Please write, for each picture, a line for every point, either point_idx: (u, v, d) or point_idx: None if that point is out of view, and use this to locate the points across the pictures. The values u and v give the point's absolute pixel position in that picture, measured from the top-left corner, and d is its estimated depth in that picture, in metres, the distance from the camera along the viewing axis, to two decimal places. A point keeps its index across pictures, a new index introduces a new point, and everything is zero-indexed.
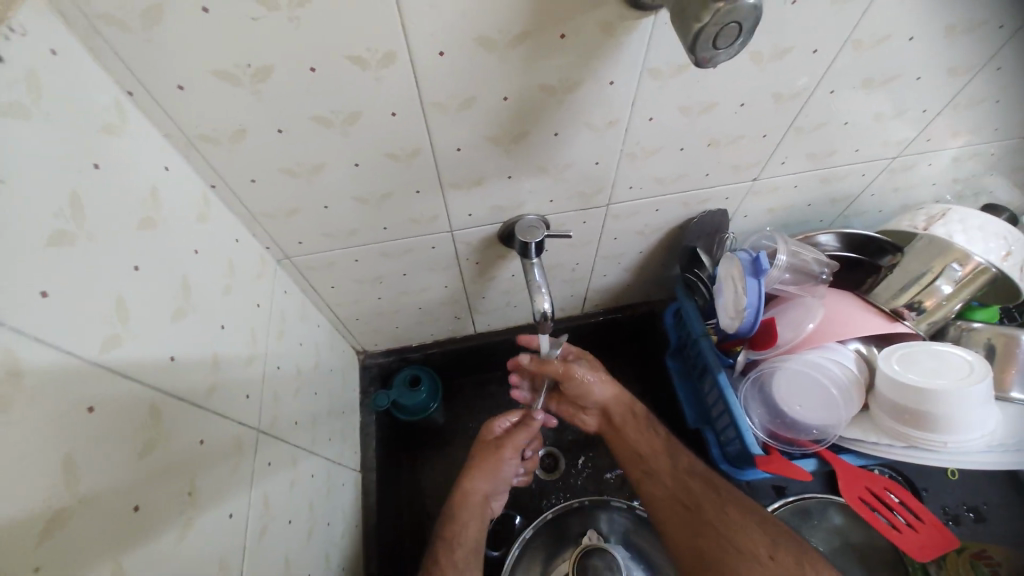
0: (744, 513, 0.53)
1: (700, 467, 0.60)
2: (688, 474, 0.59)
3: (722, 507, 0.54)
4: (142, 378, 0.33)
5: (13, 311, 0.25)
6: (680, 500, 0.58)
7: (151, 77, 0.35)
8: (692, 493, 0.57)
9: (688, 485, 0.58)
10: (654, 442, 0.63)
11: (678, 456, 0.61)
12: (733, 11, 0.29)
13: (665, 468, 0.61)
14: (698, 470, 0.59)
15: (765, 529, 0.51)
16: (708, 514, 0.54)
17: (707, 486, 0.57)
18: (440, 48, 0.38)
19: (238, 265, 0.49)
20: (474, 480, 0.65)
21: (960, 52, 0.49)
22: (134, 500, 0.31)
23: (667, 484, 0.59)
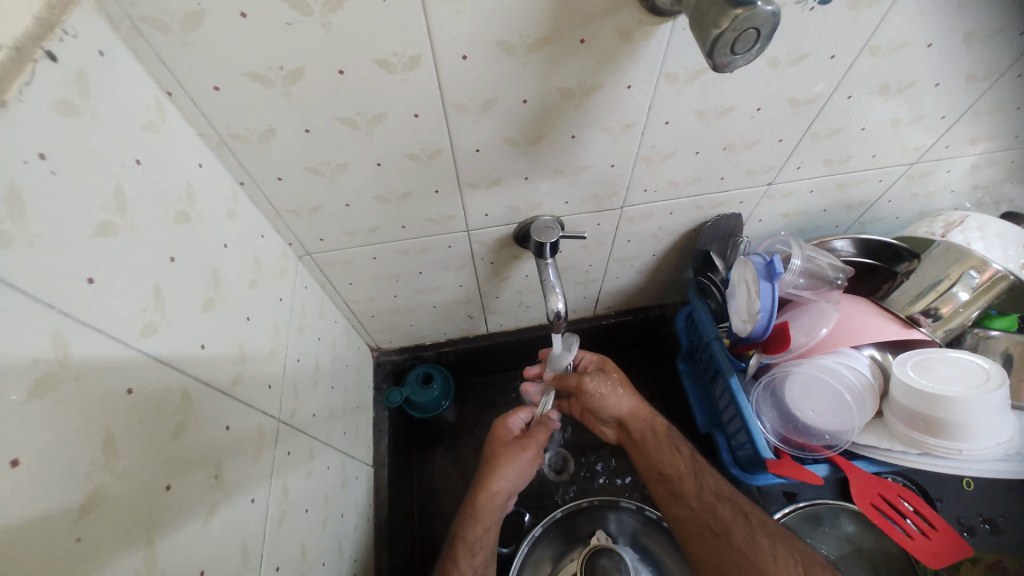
0: (774, 541, 0.52)
1: (725, 488, 0.58)
2: (716, 498, 0.57)
3: (751, 535, 0.53)
4: (175, 364, 0.35)
5: (67, 298, 0.27)
6: (707, 526, 0.56)
7: (189, 78, 0.37)
8: (721, 519, 0.55)
9: (717, 511, 0.56)
10: (679, 461, 0.61)
11: (704, 477, 0.59)
12: (752, 17, 0.29)
13: (692, 491, 0.58)
14: (724, 492, 0.57)
15: (796, 558, 0.50)
16: (738, 543, 0.53)
17: (734, 509, 0.56)
18: (463, 52, 0.39)
19: (263, 261, 0.51)
20: (499, 480, 0.64)
21: (982, 58, 0.49)
22: (166, 479, 0.33)
23: (694, 508, 0.57)
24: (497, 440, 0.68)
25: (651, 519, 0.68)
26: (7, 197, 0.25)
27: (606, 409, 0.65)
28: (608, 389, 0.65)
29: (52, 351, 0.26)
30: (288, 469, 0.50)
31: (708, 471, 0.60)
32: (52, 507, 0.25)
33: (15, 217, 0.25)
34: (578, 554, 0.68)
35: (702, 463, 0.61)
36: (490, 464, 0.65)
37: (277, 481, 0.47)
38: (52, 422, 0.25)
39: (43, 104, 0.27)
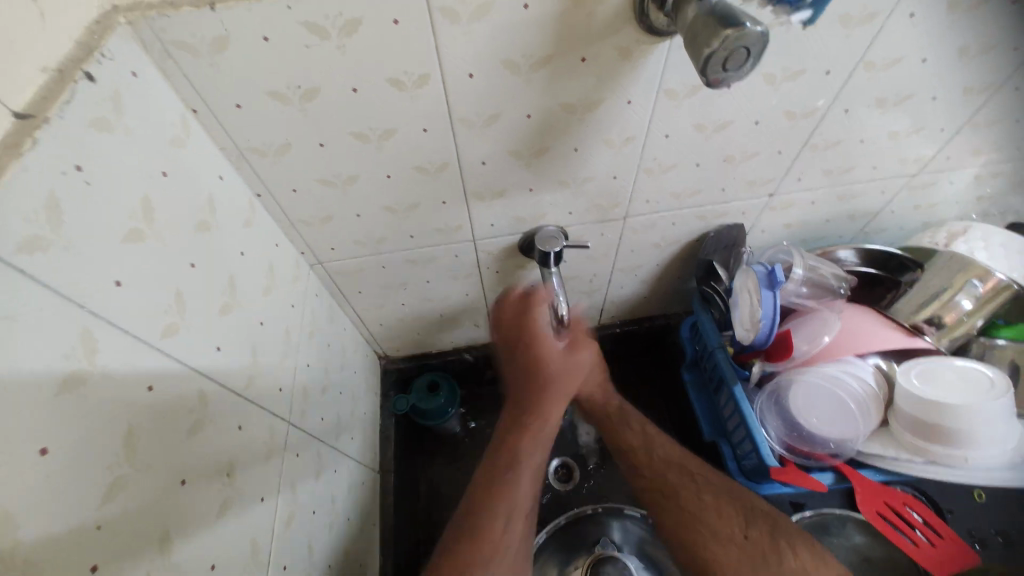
0: (719, 498, 0.56)
1: (675, 455, 0.62)
2: (665, 464, 0.61)
3: (697, 495, 0.57)
4: (193, 365, 0.37)
5: (97, 300, 0.29)
6: (658, 490, 0.60)
7: (213, 96, 0.40)
8: (668, 483, 0.59)
9: (665, 475, 0.60)
10: (632, 431, 0.67)
11: (654, 447, 0.64)
12: (741, 37, 0.31)
13: (643, 460, 0.63)
14: (672, 458, 0.62)
15: (739, 511, 0.54)
16: (685, 503, 0.57)
17: (682, 473, 0.60)
18: (470, 70, 0.42)
19: (277, 268, 0.53)
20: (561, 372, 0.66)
21: (977, 72, 0.50)
22: (180, 474, 0.34)
23: (647, 474, 0.62)
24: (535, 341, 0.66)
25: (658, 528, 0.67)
26: (47, 208, 0.27)
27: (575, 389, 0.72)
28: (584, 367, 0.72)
29: (80, 347, 0.28)
30: (297, 470, 0.51)
31: (658, 440, 0.65)
32: (76, 496, 0.27)
33: (53, 224, 0.27)
34: (581, 561, 0.68)
35: (653, 433, 0.66)
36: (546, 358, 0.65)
37: (286, 481, 0.49)
38: (79, 416, 0.27)
39: (81, 121, 0.29)
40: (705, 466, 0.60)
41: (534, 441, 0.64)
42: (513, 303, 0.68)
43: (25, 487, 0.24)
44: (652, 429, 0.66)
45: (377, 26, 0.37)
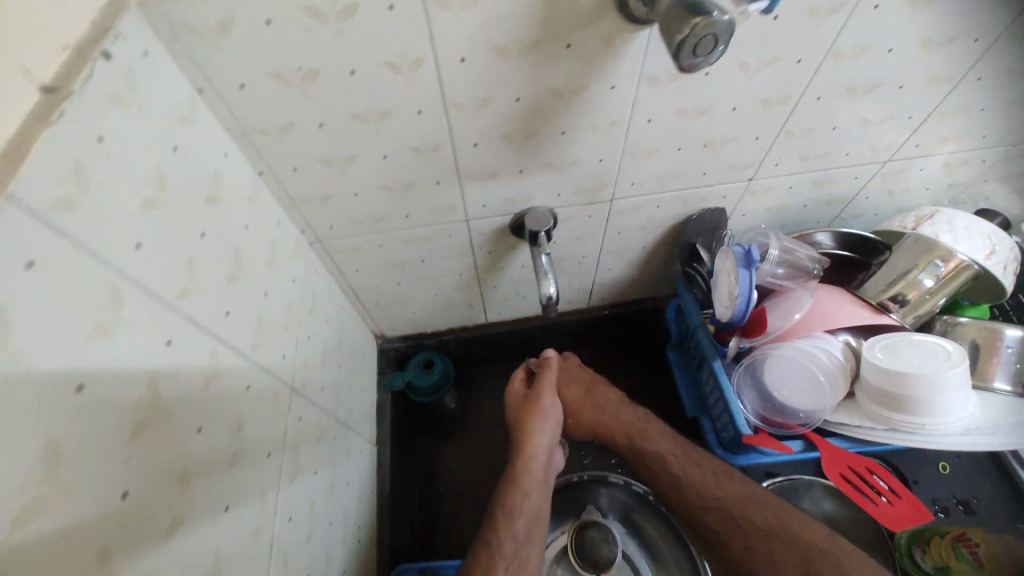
0: (770, 544, 0.54)
1: (709, 497, 0.59)
2: (702, 510, 0.59)
3: (748, 541, 0.56)
4: (205, 326, 0.40)
5: (122, 259, 0.32)
6: (705, 532, 0.59)
7: (219, 76, 0.42)
8: (713, 530, 0.58)
9: (707, 522, 0.59)
10: (655, 469, 0.64)
11: (683, 492, 0.61)
12: (710, 25, 0.34)
13: (679, 504, 0.61)
14: (708, 501, 0.59)
15: (795, 556, 0.52)
16: (740, 549, 0.56)
17: (723, 517, 0.57)
18: (462, 55, 0.44)
19: (279, 244, 0.55)
20: (536, 439, 0.69)
21: (943, 62, 0.53)
22: (198, 423, 0.37)
23: (691, 518, 0.60)
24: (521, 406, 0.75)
25: (643, 499, 0.72)
26: (76, 173, 0.29)
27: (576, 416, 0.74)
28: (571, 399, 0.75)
29: (109, 297, 0.30)
30: (300, 433, 0.55)
31: (687, 477, 0.61)
32: (109, 432, 0.29)
33: (79, 188, 0.29)
34: (569, 526, 0.71)
35: (679, 471, 0.62)
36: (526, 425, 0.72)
37: (290, 442, 0.52)
38: (114, 363, 0.30)
39: (100, 95, 0.32)
40: (745, 499, 0.58)
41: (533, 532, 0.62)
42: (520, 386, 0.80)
43: (72, 417, 0.27)
44: (676, 466, 0.63)
45: (373, 12, 0.39)
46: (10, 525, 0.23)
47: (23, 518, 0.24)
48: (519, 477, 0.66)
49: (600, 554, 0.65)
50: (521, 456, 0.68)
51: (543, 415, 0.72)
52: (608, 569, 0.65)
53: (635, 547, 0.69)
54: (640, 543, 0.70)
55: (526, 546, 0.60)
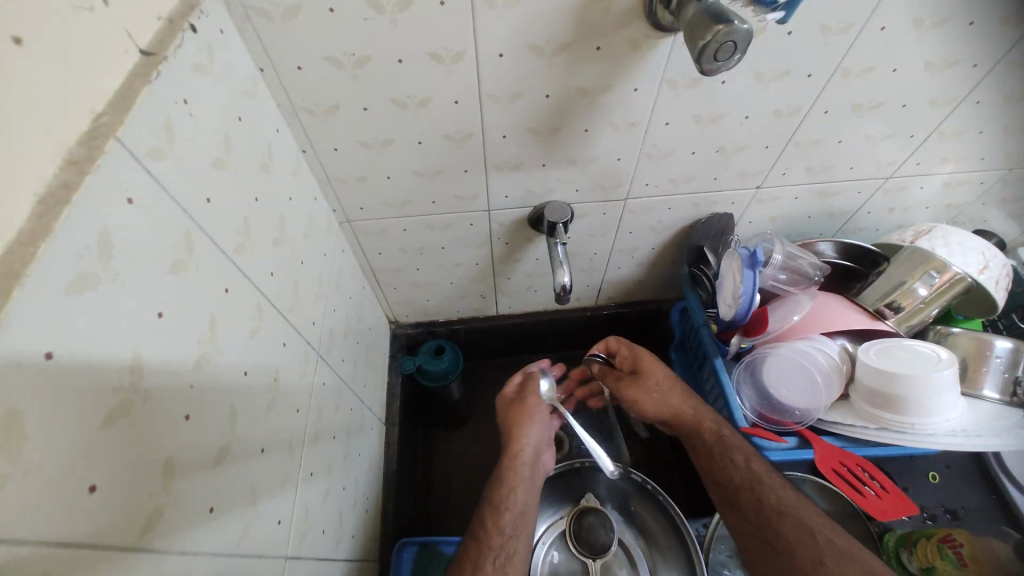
0: (845, 566, 0.48)
1: (787, 504, 0.55)
2: (777, 514, 0.54)
3: (819, 557, 0.50)
4: (254, 282, 0.43)
5: (194, 208, 0.36)
6: (767, 541, 0.53)
7: (280, 57, 0.46)
8: (783, 537, 0.52)
9: (779, 528, 0.53)
10: (737, 464, 0.58)
11: (762, 491, 0.56)
12: (730, 32, 0.38)
13: (752, 505, 0.55)
14: (788, 508, 0.54)
15: None
16: (803, 567, 0.50)
17: (799, 528, 0.52)
18: (500, 51, 0.48)
19: (315, 218, 0.59)
20: (523, 439, 0.67)
21: (943, 85, 0.57)
22: (244, 367, 0.41)
23: (757, 523, 0.54)
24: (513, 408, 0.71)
25: (642, 488, 0.73)
26: (166, 128, 0.33)
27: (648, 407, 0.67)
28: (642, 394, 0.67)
29: (185, 241, 0.34)
30: (322, 397, 0.57)
31: (769, 481, 0.57)
32: (177, 359, 0.33)
33: (168, 141, 0.33)
34: (568, 511, 0.74)
35: (762, 471, 0.57)
36: (512, 427, 0.69)
37: (314, 403, 0.55)
38: (184, 297, 0.34)
39: (187, 63, 0.36)
40: (824, 520, 0.53)
41: (520, 531, 0.60)
42: (518, 387, 0.74)
43: (153, 338, 0.30)
44: (761, 467, 0.58)
45: (426, 7, 0.44)
46: (102, 421, 0.27)
47: (111, 418, 0.27)
48: (505, 472, 0.64)
49: (598, 538, 0.70)
50: (508, 453, 0.66)
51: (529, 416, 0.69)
52: (603, 554, 0.69)
53: (631, 535, 0.72)
54: (636, 531, 0.72)
55: (512, 539, 0.59)
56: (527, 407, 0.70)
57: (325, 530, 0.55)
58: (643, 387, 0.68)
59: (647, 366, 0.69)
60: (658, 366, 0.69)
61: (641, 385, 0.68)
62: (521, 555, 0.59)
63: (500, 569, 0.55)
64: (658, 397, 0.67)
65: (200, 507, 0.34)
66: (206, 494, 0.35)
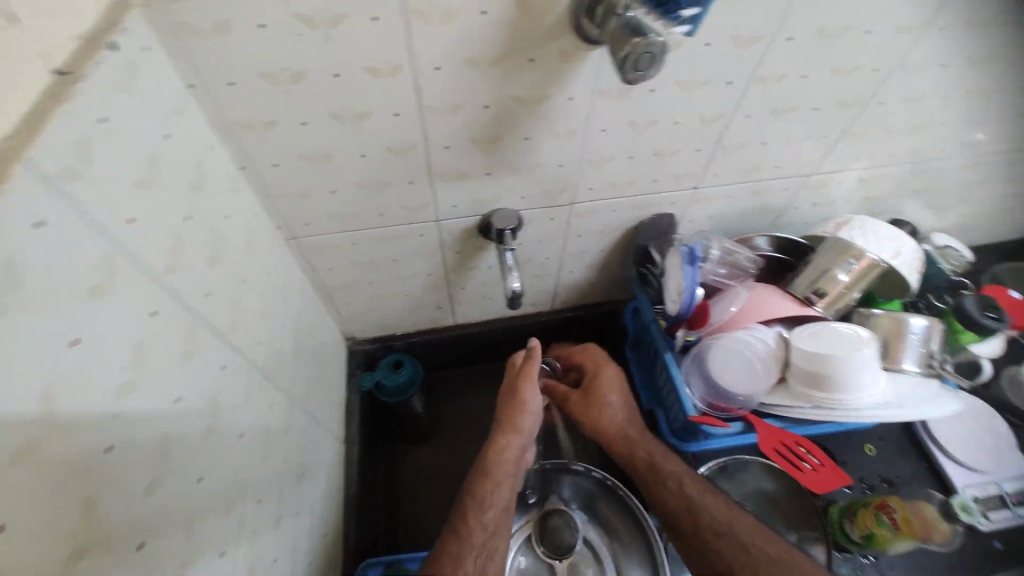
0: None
1: (722, 521, 0.59)
2: (714, 535, 0.58)
3: (754, 570, 0.54)
4: (188, 304, 0.42)
5: (116, 229, 0.34)
6: (707, 560, 0.58)
7: (209, 73, 0.45)
8: (722, 554, 0.57)
9: (717, 548, 0.57)
10: (670, 488, 0.63)
11: (698, 512, 0.60)
12: (648, 45, 0.40)
13: (689, 527, 0.60)
14: (722, 526, 0.59)
15: None
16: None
17: (736, 544, 0.57)
18: (437, 64, 0.49)
19: (256, 236, 0.58)
20: (508, 438, 0.66)
21: (848, 89, 0.62)
22: (177, 393, 0.39)
23: (697, 545, 0.59)
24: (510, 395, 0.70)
25: (603, 486, 0.74)
26: (83, 147, 0.32)
27: (605, 420, 0.71)
28: (602, 405, 0.72)
29: (104, 265, 0.33)
30: (270, 420, 0.56)
31: (705, 501, 0.61)
32: (96, 388, 0.31)
33: (86, 160, 0.32)
34: (533, 515, 0.74)
35: (696, 493, 0.62)
36: (504, 418, 0.68)
37: (262, 426, 0.53)
38: (104, 323, 0.32)
39: (108, 80, 0.35)
40: (759, 532, 0.57)
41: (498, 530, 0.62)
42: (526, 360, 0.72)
43: (68, 368, 0.29)
44: (696, 488, 0.63)
45: (360, 22, 0.44)
46: (13, 457, 0.25)
47: (21, 454, 0.25)
48: (488, 468, 0.64)
49: (563, 539, 0.71)
50: (490, 448, 0.66)
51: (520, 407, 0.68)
52: (569, 554, 0.71)
53: (595, 533, 0.73)
54: (600, 528, 0.73)
55: (494, 536, 0.61)
56: (519, 401, 0.68)
57: (277, 558, 0.53)
58: (597, 405, 0.73)
59: (607, 386, 0.73)
60: (616, 387, 0.74)
61: (598, 400, 0.73)
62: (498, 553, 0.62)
63: (479, 568, 0.57)
64: (612, 414, 0.72)
65: (129, 543, 0.32)
66: (136, 530, 0.33)
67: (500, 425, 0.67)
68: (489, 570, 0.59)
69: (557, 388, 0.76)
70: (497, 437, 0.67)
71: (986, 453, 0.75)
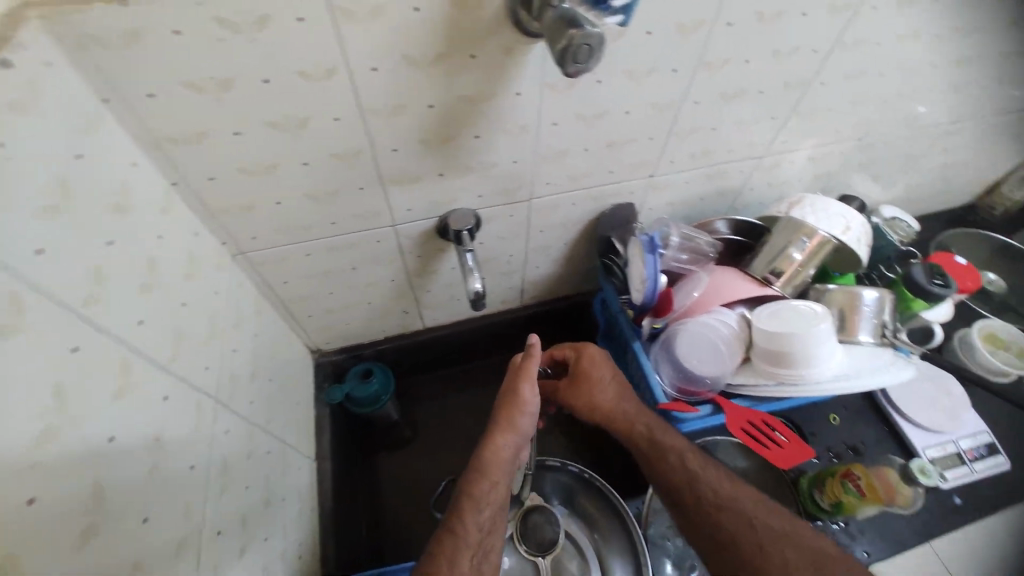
0: (784, 549, 0.53)
1: (724, 496, 0.58)
2: (716, 509, 0.57)
3: (758, 543, 0.54)
4: (116, 334, 0.39)
5: (22, 265, 0.32)
6: (711, 536, 0.56)
7: (125, 85, 0.42)
8: (726, 529, 0.56)
9: (720, 522, 0.56)
10: (673, 464, 0.61)
11: (699, 487, 0.59)
12: (587, 36, 0.39)
13: (692, 502, 0.58)
14: (724, 500, 0.57)
15: (807, 562, 0.51)
16: (745, 554, 0.54)
17: (738, 519, 0.56)
18: (374, 64, 0.47)
19: (198, 254, 0.55)
20: (502, 437, 0.64)
21: (790, 71, 0.63)
22: (109, 432, 0.37)
23: (701, 520, 0.57)
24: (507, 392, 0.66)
25: (581, 479, 0.74)
26: None
27: (601, 403, 0.68)
28: (599, 388, 0.69)
29: (10, 304, 0.30)
30: (226, 447, 0.53)
31: (706, 476, 0.60)
32: (9, 438, 0.29)
33: None
34: (514, 514, 0.73)
35: (698, 468, 0.60)
36: (501, 417, 0.65)
37: (216, 454, 0.51)
38: (16, 366, 0.30)
39: None
40: (761, 505, 0.57)
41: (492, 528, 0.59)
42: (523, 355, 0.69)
43: None
44: (697, 463, 0.61)
45: (284, 25, 0.42)
46: None
47: None
48: (482, 467, 0.61)
49: (545, 535, 0.71)
50: (483, 449, 0.63)
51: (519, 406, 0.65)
52: (552, 549, 0.70)
53: (577, 526, 0.73)
54: (581, 520, 0.74)
55: (490, 535, 0.59)
56: (517, 399, 0.64)
57: None
58: (587, 387, 0.70)
59: (601, 369, 0.70)
60: (611, 371, 0.71)
61: (593, 385, 0.70)
62: (494, 551, 0.60)
63: (476, 568, 0.55)
64: (609, 396, 0.68)
65: None
66: None
67: (494, 425, 0.64)
68: (485, 569, 0.57)
69: (547, 384, 0.76)
70: (493, 436, 0.64)
71: (941, 415, 0.78)
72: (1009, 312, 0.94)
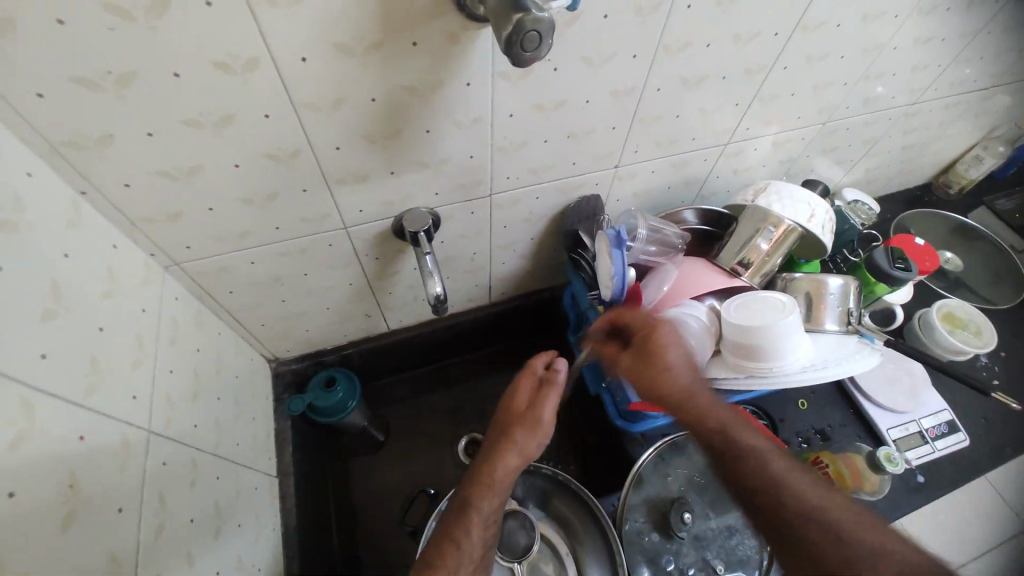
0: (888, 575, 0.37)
1: (809, 500, 0.44)
2: (794, 512, 0.44)
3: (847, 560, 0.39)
4: (9, 371, 0.35)
5: None
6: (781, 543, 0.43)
7: (5, 84, 0.36)
8: (803, 537, 0.42)
9: (798, 527, 0.43)
10: (741, 454, 0.49)
11: (785, 496, 0.45)
12: (535, 21, 0.36)
13: (766, 503, 0.45)
14: (815, 512, 0.43)
15: None
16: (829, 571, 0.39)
17: (826, 529, 0.41)
18: (303, 54, 0.42)
19: (119, 271, 0.50)
20: (510, 458, 0.58)
21: (752, 55, 0.61)
22: (9, 487, 0.33)
23: (778, 534, 0.44)
24: (519, 410, 0.61)
25: (555, 482, 0.74)
26: None
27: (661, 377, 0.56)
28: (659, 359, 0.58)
29: None
30: (165, 480, 0.50)
31: (793, 481, 0.46)
32: None
33: None
34: None
35: (777, 466, 0.47)
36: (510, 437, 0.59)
37: (149, 490, 0.47)
38: None
39: None
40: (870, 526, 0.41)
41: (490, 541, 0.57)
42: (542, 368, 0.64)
43: None
44: (782, 465, 0.47)
45: (187, 9, 0.36)
46: None
47: None
48: (487, 487, 0.57)
49: (518, 543, 0.68)
50: (489, 466, 0.58)
51: (535, 429, 0.59)
52: (526, 556, 0.68)
53: (552, 530, 0.72)
54: (555, 524, 0.72)
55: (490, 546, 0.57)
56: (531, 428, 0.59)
57: None
58: (647, 360, 0.58)
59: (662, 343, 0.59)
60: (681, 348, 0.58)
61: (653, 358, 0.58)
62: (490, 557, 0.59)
63: None
64: (670, 372, 0.56)
65: None
66: None
67: (504, 444, 0.59)
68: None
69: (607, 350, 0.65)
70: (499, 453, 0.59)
71: (903, 395, 0.80)
72: (964, 290, 0.96)
